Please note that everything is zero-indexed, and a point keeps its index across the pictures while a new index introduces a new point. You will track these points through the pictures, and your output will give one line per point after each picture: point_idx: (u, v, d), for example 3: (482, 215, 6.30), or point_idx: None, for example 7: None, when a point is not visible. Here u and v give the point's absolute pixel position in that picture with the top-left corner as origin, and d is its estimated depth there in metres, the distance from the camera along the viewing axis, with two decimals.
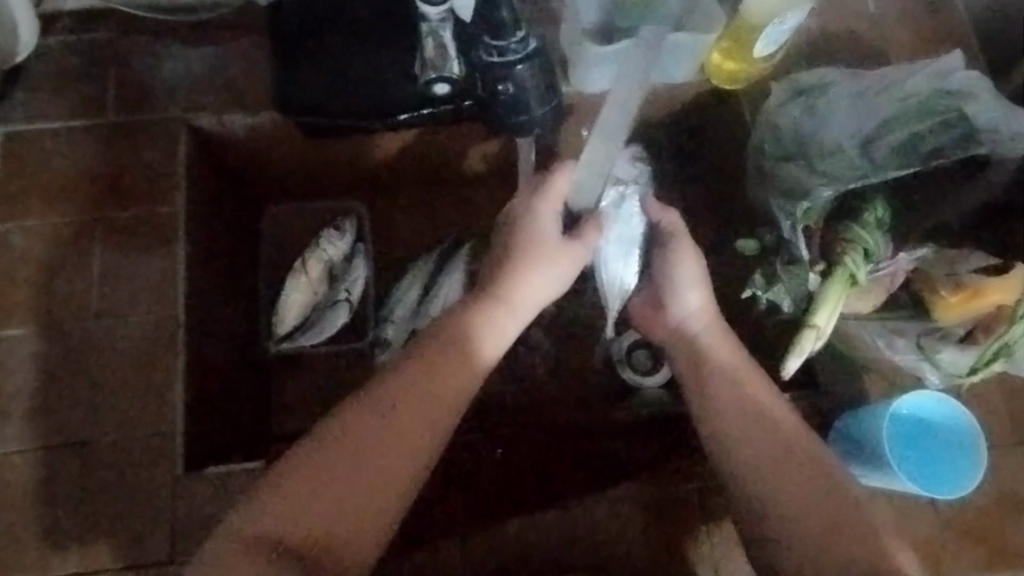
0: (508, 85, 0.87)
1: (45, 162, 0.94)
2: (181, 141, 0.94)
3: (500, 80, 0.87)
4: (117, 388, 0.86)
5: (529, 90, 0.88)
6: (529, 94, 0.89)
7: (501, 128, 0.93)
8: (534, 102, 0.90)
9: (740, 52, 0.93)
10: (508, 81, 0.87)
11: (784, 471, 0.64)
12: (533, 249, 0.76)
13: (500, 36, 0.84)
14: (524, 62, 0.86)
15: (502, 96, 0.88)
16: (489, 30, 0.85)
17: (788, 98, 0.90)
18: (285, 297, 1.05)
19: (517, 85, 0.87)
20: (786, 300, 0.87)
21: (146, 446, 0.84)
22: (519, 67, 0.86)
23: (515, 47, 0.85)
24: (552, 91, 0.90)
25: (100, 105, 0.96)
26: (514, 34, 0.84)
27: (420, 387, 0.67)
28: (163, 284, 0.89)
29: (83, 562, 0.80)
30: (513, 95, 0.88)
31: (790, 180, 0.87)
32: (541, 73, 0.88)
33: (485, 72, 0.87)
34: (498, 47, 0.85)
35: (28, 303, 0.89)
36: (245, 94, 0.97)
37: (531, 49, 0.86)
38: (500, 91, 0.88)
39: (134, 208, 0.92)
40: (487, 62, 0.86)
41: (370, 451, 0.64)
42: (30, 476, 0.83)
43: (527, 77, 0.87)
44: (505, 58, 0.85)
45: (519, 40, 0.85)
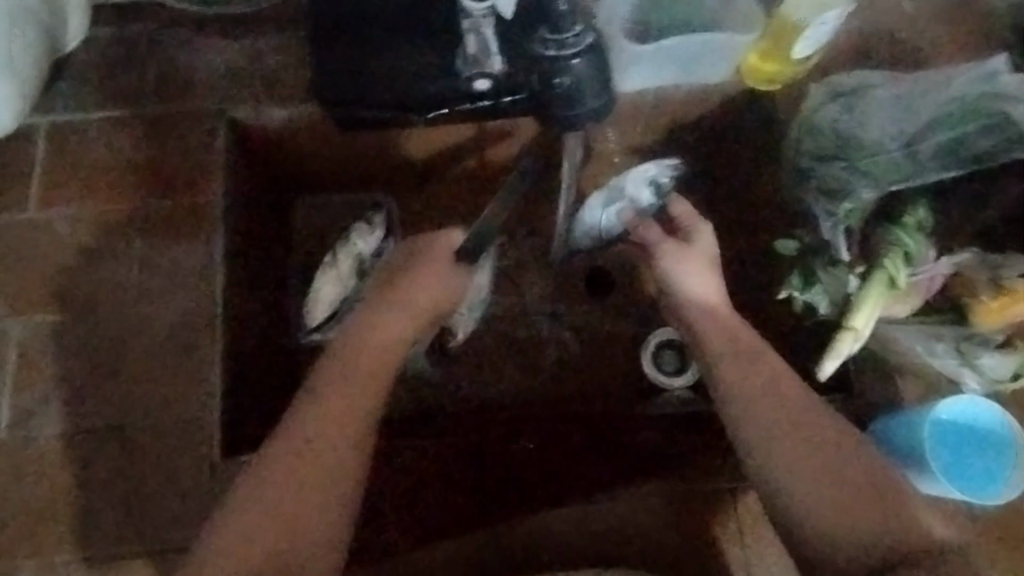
0: (563, 78, 0.73)
1: (88, 152, 0.95)
2: (219, 133, 0.95)
3: (556, 73, 0.73)
4: (155, 374, 0.87)
5: (585, 84, 0.74)
6: (583, 90, 0.74)
7: (551, 127, 0.79)
8: (589, 93, 0.74)
9: (779, 53, 0.93)
10: (563, 74, 0.73)
11: (813, 442, 0.63)
12: (417, 270, 0.84)
13: (557, 30, 0.72)
14: (581, 56, 0.73)
15: (554, 90, 0.74)
16: (546, 23, 0.72)
17: (826, 100, 0.89)
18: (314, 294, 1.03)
19: (573, 78, 0.73)
20: (823, 302, 0.84)
21: (182, 431, 0.85)
22: (574, 61, 0.72)
23: (572, 40, 0.72)
24: (608, 81, 0.75)
25: (141, 96, 0.97)
26: (571, 25, 0.72)
27: (329, 386, 0.70)
28: (201, 272, 0.90)
29: (120, 544, 0.81)
30: (568, 89, 0.73)
31: (829, 179, 0.85)
32: (599, 66, 0.74)
33: (538, 66, 0.74)
34: (555, 41, 0.72)
35: (68, 290, 0.90)
36: (283, 86, 0.97)
37: (587, 42, 0.72)
38: (555, 84, 0.73)
39: (173, 197, 0.93)
40: (541, 56, 0.73)
41: (323, 432, 0.66)
42: (70, 459, 0.84)
43: (583, 71, 0.73)
44: (561, 51, 0.72)
45: (576, 32, 0.72)
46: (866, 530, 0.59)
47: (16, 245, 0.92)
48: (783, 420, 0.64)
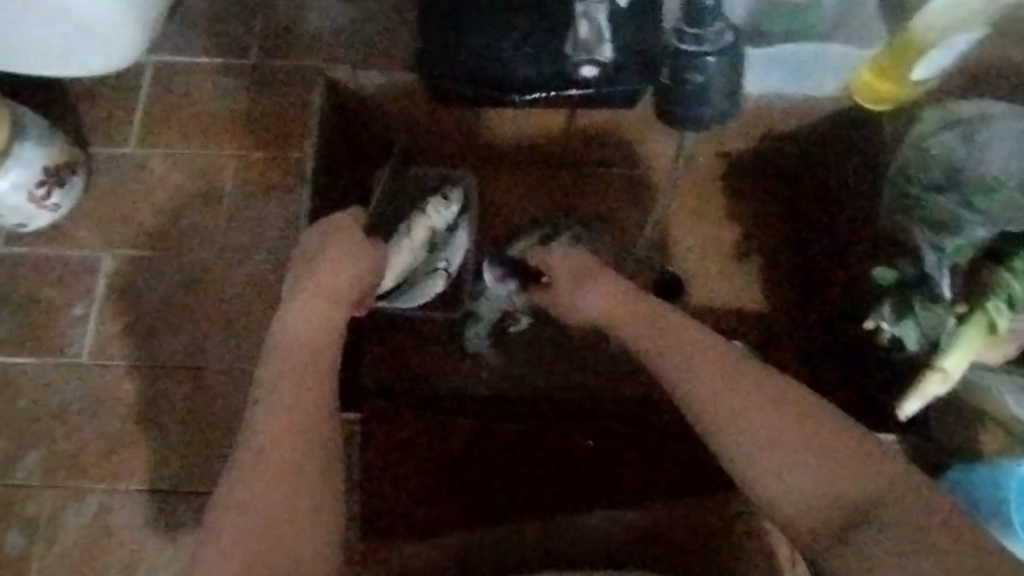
0: (697, 75, 0.69)
1: (188, 95, 0.97)
2: (316, 92, 0.96)
3: (688, 70, 0.69)
4: (232, 321, 0.90)
5: (718, 85, 0.69)
6: (712, 96, 0.70)
7: (671, 126, 0.74)
8: (719, 97, 0.70)
9: (897, 72, 0.86)
10: (696, 71, 0.69)
11: (841, 481, 0.58)
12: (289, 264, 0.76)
13: (698, 21, 0.68)
14: None
15: (688, 86, 0.70)
16: (687, 14, 0.68)
17: (943, 124, 0.84)
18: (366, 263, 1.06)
19: (708, 80, 0.69)
20: (912, 338, 0.81)
21: (254, 380, 0.88)
22: (709, 59, 0.68)
23: (712, 36, 0.68)
24: (738, 92, 0.71)
25: (244, 46, 0.98)
26: (713, 20, 0.68)
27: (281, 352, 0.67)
28: (286, 229, 0.92)
29: (187, 479, 0.85)
30: (699, 90, 0.70)
31: (940, 212, 0.80)
32: (733, 71, 0.70)
33: (671, 60, 0.70)
34: (693, 35, 0.68)
35: (158, 229, 0.93)
36: (383, 52, 0.97)
37: (728, 42, 0.68)
38: (689, 82, 0.69)
39: (267, 152, 0.95)
40: (675, 50, 0.69)
41: (276, 426, 0.62)
42: (146, 392, 0.88)
43: (718, 73, 0.69)
44: None
45: (716, 28, 0.68)
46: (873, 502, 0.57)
47: (113, 177, 0.94)
48: (795, 416, 0.61)
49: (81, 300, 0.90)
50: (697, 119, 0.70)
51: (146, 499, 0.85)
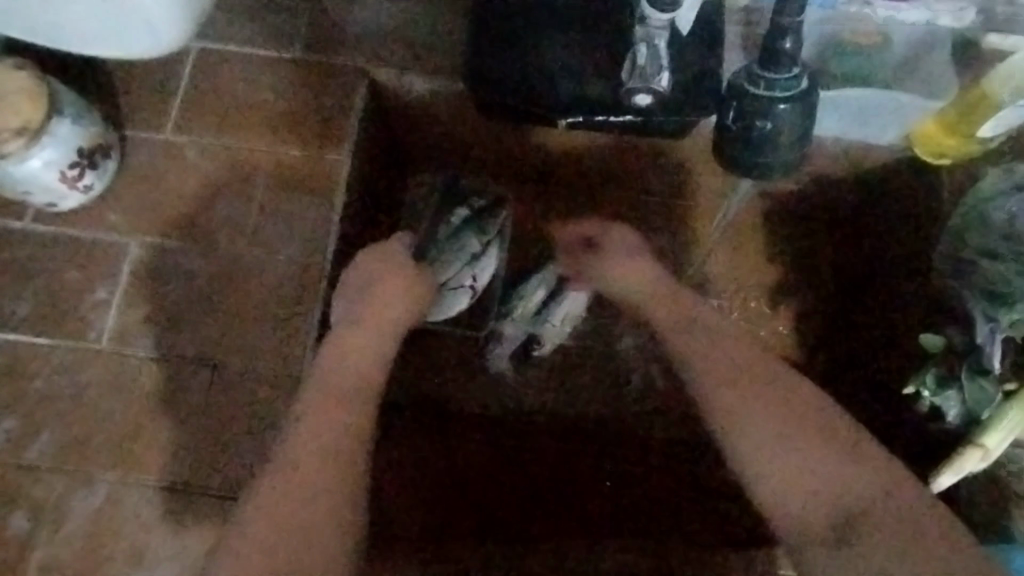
0: (768, 122, 0.69)
1: (230, 85, 0.95)
2: (359, 93, 0.94)
3: (758, 114, 0.69)
4: (255, 320, 0.88)
5: (786, 133, 0.70)
6: (781, 139, 0.71)
7: (730, 168, 0.75)
8: (786, 144, 0.71)
9: (964, 128, 0.83)
10: (767, 117, 0.69)
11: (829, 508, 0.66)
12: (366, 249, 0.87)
13: (773, 68, 0.68)
14: (788, 102, 0.69)
15: (751, 134, 0.71)
16: (761, 58, 0.69)
17: (1006, 188, 0.80)
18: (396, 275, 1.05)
19: (777, 126, 0.70)
20: (952, 409, 0.77)
21: (271, 383, 0.86)
22: (781, 107, 0.69)
23: (785, 83, 0.69)
24: (807, 138, 0.72)
25: (291, 39, 0.96)
26: (789, 65, 0.68)
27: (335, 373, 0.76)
28: (317, 230, 0.91)
29: (195, 477, 0.84)
30: (766, 136, 0.70)
31: (995, 281, 0.76)
32: (807, 116, 0.70)
33: (739, 102, 0.70)
34: (766, 81, 0.69)
35: (188, 218, 0.91)
36: (429, 57, 0.95)
37: (798, 89, 0.69)
38: (756, 127, 0.70)
39: (304, 149, 0.93)
40: (747, 93, 0.70)
41: (316, 440, 0.70)
42: (161, 383, 0.86)
43: (788, 120, 0.69)
44: (770, 91, 0.69)
45: (790, 75, 0.69)
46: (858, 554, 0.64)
47: (148, 163, 0.93)
48: (796, 460, 0.68)
49: (104, 285, 0.89)
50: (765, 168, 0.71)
51: (154, 494, 0.84)
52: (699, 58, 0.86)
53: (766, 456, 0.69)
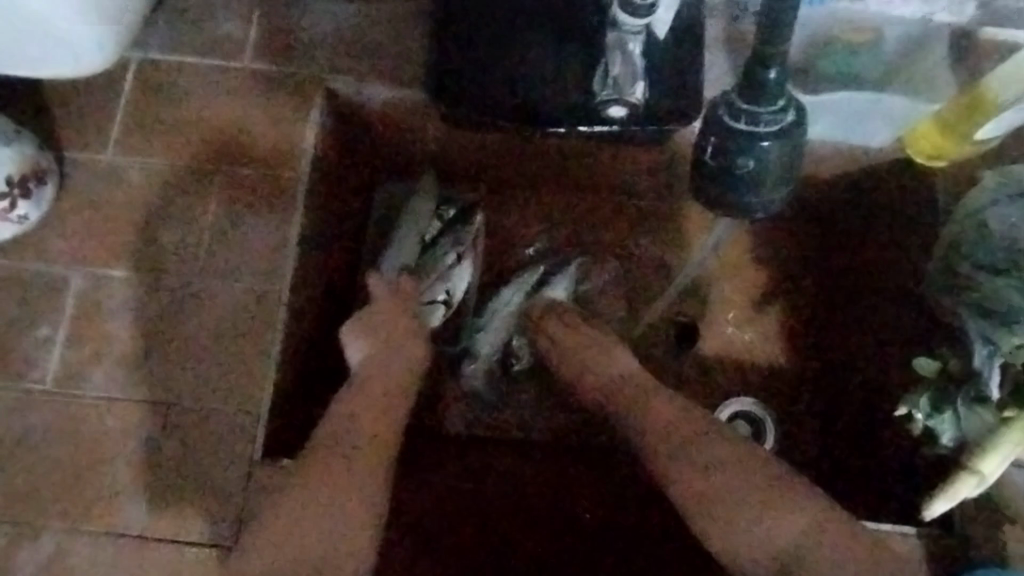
0: (749, 161, 0.58)
1: (174, 99, 0.88)
2: (315, 104, 0.87)
3: (738, 153, 0.58)
4: (208, 355, 0.83)
5: (771, 173, 0.59)
6: (767, 177, 0.60)
7: (708, 208, 0.64)
8: (771, 186, 0.60)
9: (959, 129, 0.77)
10: (749, 157, 0.58)
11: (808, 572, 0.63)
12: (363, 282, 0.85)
13: (756, 99, 0.57)
14: (774, 138, 0.58)
15: (732, 173, 0.60)
16: (741, 87, 0.57)
17: (1006, 197, 0.76)
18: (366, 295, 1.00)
19: (761, 166, 0.59)
20: (947, 434, 0.71)
21: (229, 422, 0.81)
22: (766, 144, 0.58)
23: (770, 117, 0.57)
24: (794, 176, 0.61)
25: (241, 48, 0.89)
26: (776, 97, 0.57)
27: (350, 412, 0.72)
28: (272, 255, 0.84)
29: (150, 524, 0.79)
30: (748, 176, 0.59)
31: (994, 298, 0.72)
32: (793, 155, 0.59)
33: (714, 136, 0.59)
34: (748, 114, 0.57)
35: (134, 246, 0.85)
36: (388, 64, 0.88)
37: (785, 122, 0.58)
38: (735, 166, 0.59)
39: (256, 168, 0.86)
40: (725, 127, 0.58)
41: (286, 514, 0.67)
42: (113, 426, 0.82)
43: (774, 160, 0.58)
44: (754, 127, 0.58)
45: (777, 108, 0.57)
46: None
47: (88, 187, 0.87)
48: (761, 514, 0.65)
49: (49, 321, 0.84)
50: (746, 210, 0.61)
51: (109, 543, 0.79)
52: (679, 62, 0.81)
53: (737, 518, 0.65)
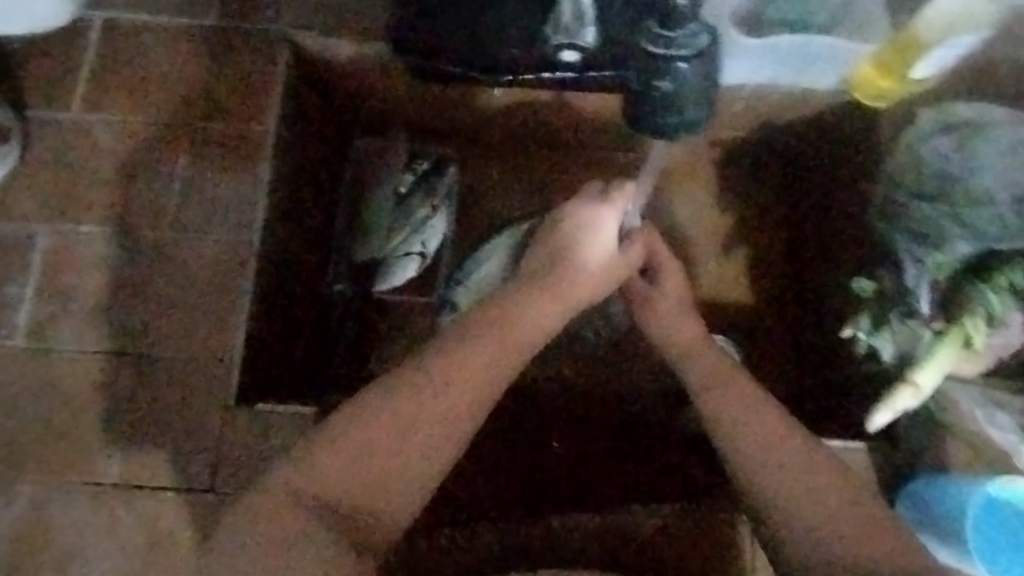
0: (668, 83, 0.62)
1: (140, 57, 0.90)
2: (281, 58, 0.89)
3: (659, 74, 0.62)
4: (182, 305, 0.84)
5: (689, 93, 0.63)
6: (687, 99, 0.64)
7: (639, 128, 0.68)
8: (690, 106, 0.64)
9: (898, 69, 0.82)
10: (667, 79, 0.62)
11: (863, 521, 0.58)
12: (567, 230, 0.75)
13: (672, 24, 0.60)
14: (690, 60, 0.61)
15: (654, 97, 0.64)
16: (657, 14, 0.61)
17: (936, 130, 0.81)
18: (340, 252, 1.01)
19: (679, 88, 0.63)
20: (887, 351, 0.77)
21: (202, 369, 0.83)
22: (684, 66, 0.61)
23: (685, 40, 0.60)
24: (712, 97, 0.65)
25: (207, 7, 0.91)
26: (688, 22, 0.60)
27: (492, 334, 0.65)
28: (244, 207, 0.86)
29: (123, 473, 0.80)
30: (666, 98, 0.64)
31: (924, 221, 0.77)
32: (709, 74, 0.63)
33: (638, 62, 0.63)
34: (665, 38, 0.61)
35: (103, 201, 0.86)
36: (352, 19, 0.90)
37: (702, 43, 0.61)
38: (655, 89, 0.63)
39: (224, 122, 0.88)
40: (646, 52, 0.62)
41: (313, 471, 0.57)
42: (85, 377, 0.83)
43: (691, 81, 0.62)
44: (669, 51, 0.61)
45: (691, 32, 0.60)
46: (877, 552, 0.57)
47: (56, 144, 0.88)
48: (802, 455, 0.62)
49: (18, 277, 0.85)
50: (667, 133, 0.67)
51: (83, 493, 0.80)
52: None
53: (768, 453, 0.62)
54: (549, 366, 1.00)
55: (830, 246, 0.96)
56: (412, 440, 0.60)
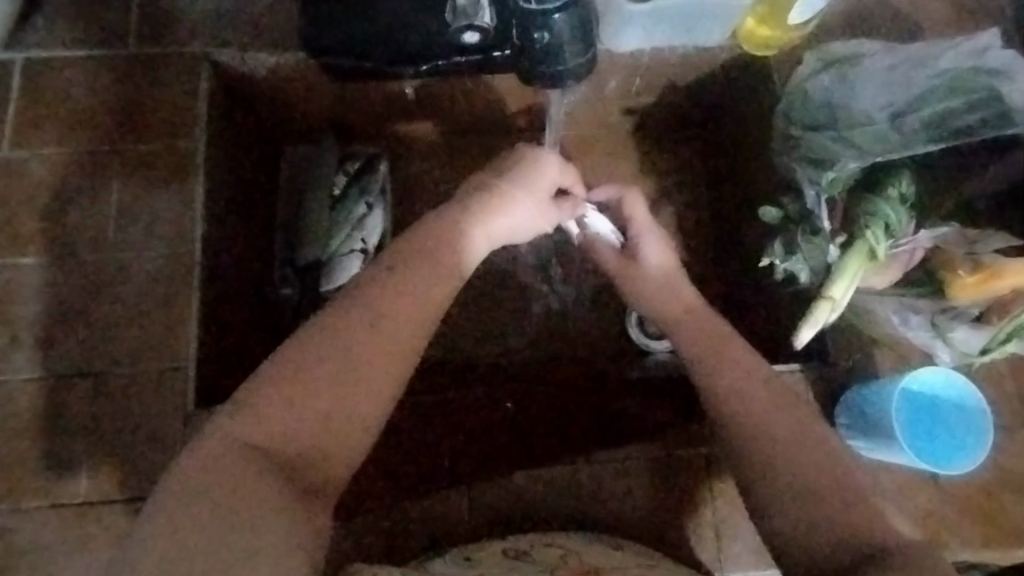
0: (545, 33, 0.74)
1: (63, 91, 0.93)
2: (203, 76, 0.93)
3: (536, 28, 0.74)
4: (131, 321, 0.86)
5: (568, 40, 0.75)
6: (565, 44, 0.75)
7: (533, 80, 0.79)
8: (571, 51, 0.76)
9: (775, 19, 0.90)
10: (545, 29, 0.74)
11: (763, 421, 0.69)
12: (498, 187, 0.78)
13: None
14: (563, 11, 0.73)
15: (536, 47, 0.75)
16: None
17: (818, 68, 0.87)
18: (284, 262, 1.07)
19: (556, 35, 0.74)
20: (803, 271, 0.83)
21: (159, 379, 0.85)
22: (556, 16, 0.73)
23: None
24: (589, 42, 0.77)
25: (123, 36, 0.94)
26: None
27: (391, 289, 0.69)
28: (182, 219, 0.89)
29: (91, 490, 0.82)
30: (548, 46, 0.75)
31: (817, 148, 0.84)
32: (581, 20, 0.75)
33: (517, 19, 0.74)
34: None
35: (42, 232, 0.89)
36: (268, 32, 0.95)
37: None
38: (536, 40, 0.75)
39: (154, 142, 0.91)
40: (522, 9, 0.73)
41: (257, 429, 0.62)
42: (40, 403, 0.84)
43: (565, 28, 0.74)
44: (543, 4, 0.72)
45: None
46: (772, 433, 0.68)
47: None
48: (735, 384, 0.72)
49: None
50: (559, 78, 0.78)
51: (53, 515, 0.81)
52: None
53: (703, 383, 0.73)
54: (500, 341, 1.09)
55: (744, 190, 1.02)
56: (339, 396, 0.65)
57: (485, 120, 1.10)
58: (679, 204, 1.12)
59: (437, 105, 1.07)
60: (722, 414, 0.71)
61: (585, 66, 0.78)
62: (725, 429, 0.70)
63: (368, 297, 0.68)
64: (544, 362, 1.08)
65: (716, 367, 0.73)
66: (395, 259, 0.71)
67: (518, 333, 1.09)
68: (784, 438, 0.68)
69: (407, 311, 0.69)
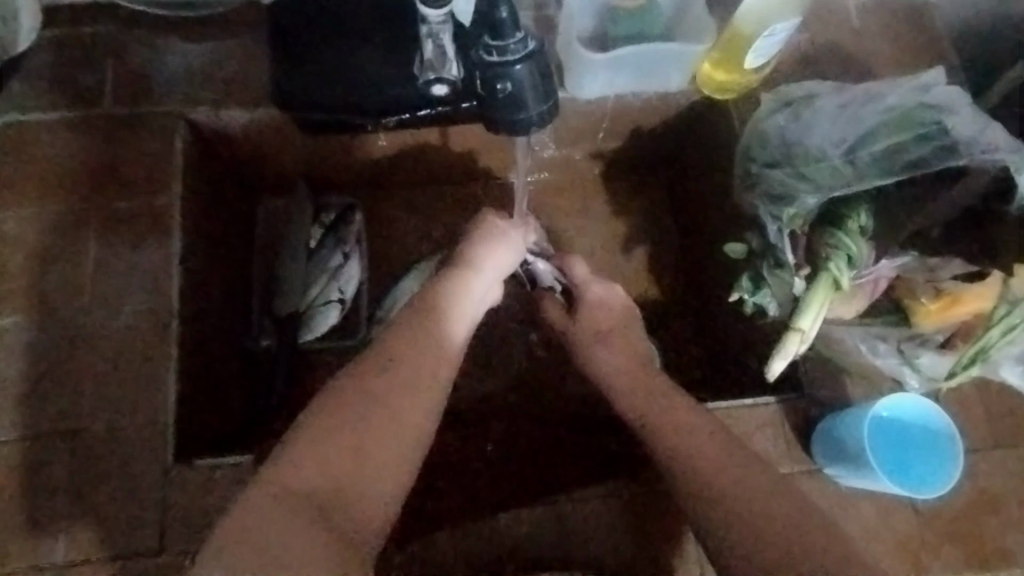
0: (507, 83, 0.77)
1: (40, 152, 0.94)
2: (179, 134, 0.95)
3: (499, 78, 0.77)
4: (107, 377, 0.86)
5: (529, 89, 0.78)
6: (527, 93, 0.78)
7: (500, 129, 0.81)
8: (532, 100, 0.78)
9: (732, 63, 0.93)
10: (507, 78, 0.77)
11: (726, 476, 0.69)
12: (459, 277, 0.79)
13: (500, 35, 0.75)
14: (523, 62, 0.76)
15: (498, 96, 0.78)
16: (487, 28, 0.75)
17: (776, 108, 0.91)
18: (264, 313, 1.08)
19: (517, 84, 0.77)
20: (771, 304, 0.88)
21: (137, 436, 0.84)
22: (517, 67, 0.76)
23: (514, 47, 0.75)
24: (550, 91, 0.80)
25: (100, 97, 0.96)
26: (513, 32, 0.75)
27: (386, 372, 0.69)
28: (160, 274, 0.90)
29: (67, 554, 0.80)
30: (510, 95, 0.77)
31: (775, 185, 0.86)
32: (540, 71, 0.78)
33: (480, 70, 0.77)
34: (497, 47, 0.75)
35: (19, 292, 0.89)
36: (243, 92, 0.98)
37: (529, 47, 0.76)
38: (498, 90, 0.78)
39: (131, 199, 0.92)
40: (485, 61, 0.76)
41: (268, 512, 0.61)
42: (15, 465, 0.83)
43: (526, 77, 0.77)
44: (505, 57, 0.76)
45: (518, 39, 0.75)
46: (743, 478, 0.69)
47: None
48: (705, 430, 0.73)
49: None
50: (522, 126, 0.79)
51: None
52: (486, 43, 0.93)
53: (675, 428, 0.74)
54: (480, 384, 1.09)
55: (711, 227, 1.05)
56: (355, 465, 0.65)
57: (457, 170, 1.13)
58: (650, 244, 1.15)
59: (408, 158, 1.10)
60: (692, 477, 0.70)
61: (547, 113, 0.80)
62: (699, 475, 0.70)
63: (370, 384, 0.68)
64: (523, 404, 1.08)
65: (676, 414, 0.75)
66: (380, 350, 0.71)
67: (497, 376, 1.10)
68: (758, 483, 0.68)
69: (402, 383, 0.69)
